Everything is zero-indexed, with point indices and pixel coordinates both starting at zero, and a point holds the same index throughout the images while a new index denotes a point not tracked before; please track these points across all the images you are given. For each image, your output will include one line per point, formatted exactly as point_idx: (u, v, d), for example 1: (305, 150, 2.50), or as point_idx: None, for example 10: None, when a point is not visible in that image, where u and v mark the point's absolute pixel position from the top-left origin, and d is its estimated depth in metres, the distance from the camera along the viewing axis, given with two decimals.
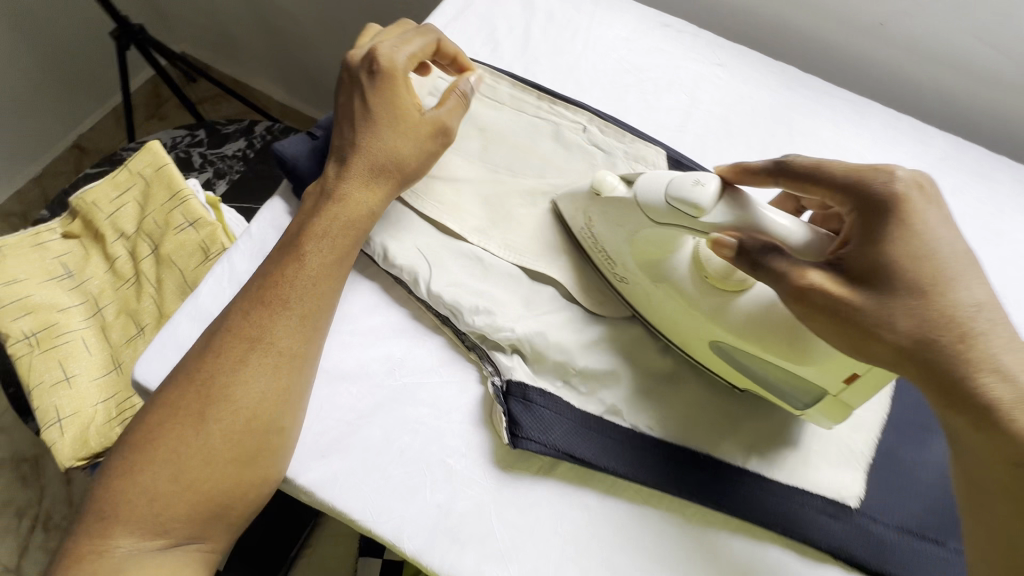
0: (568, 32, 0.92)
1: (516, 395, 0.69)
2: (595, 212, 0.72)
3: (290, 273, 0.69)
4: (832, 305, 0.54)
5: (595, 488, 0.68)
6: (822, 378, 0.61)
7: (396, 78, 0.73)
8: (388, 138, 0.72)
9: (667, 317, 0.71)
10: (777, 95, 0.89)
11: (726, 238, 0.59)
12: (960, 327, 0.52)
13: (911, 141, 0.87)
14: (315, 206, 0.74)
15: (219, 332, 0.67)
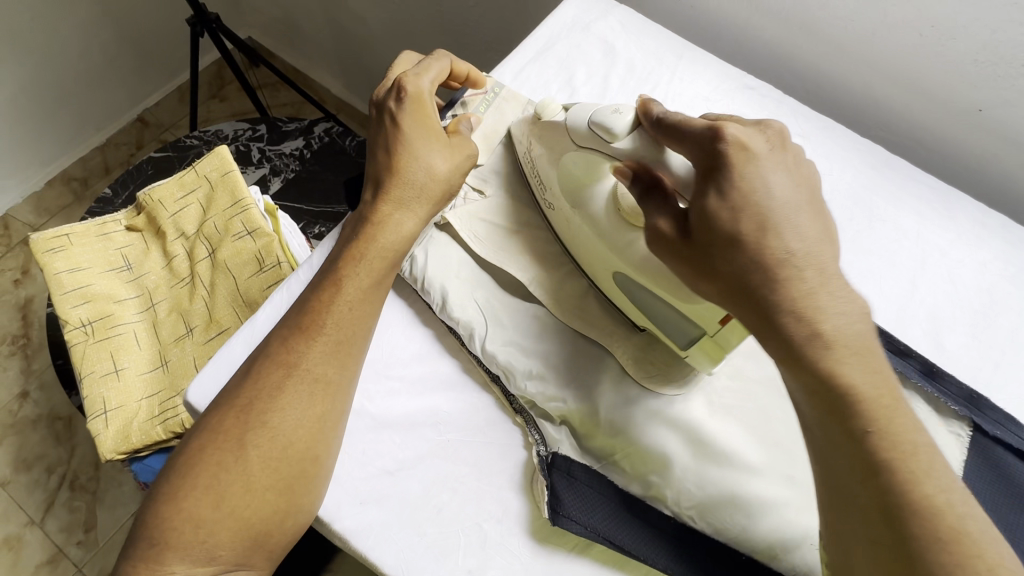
0: (647, 87, 0.84)
1: (559, 468, 0.60)
2: (536, 137, 0.68)
3: (343, 298, 0.59)
4: (676, 246, 0.50)
5: (631, 575, 0.59)
6: (703, 317, 0.55)
7: (427, 108, 0.63)
8: (426, 159, 0.62)
9: (588, 253, 0.65)
10: (860, 174, 0.79)
11: (622, 168, 0.56)
12: (782, 280, 0.45)
13: (1001, 241, 0.76)
14: (356, 227, 0.63)
15: (262, 356, 0.57)
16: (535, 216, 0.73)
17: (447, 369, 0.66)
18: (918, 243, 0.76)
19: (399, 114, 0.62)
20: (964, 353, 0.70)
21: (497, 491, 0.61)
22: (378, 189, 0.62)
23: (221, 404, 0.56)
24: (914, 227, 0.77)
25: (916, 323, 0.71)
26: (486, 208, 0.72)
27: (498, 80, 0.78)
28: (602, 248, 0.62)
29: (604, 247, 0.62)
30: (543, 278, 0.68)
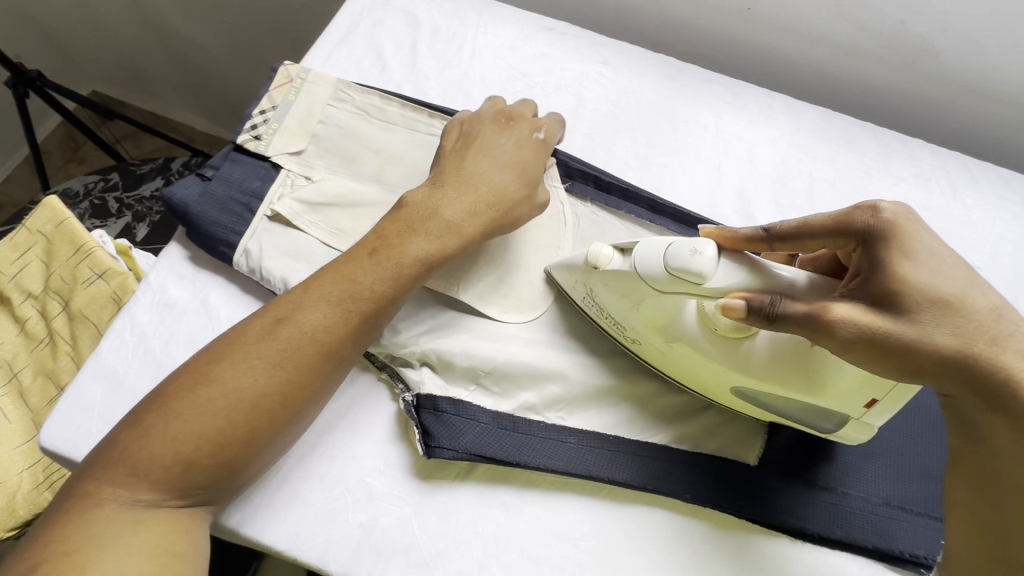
0: (454, 48, 0.88)
1: (427, 407, 0.62)
2: (597, 283, 0.63)
3: (378, 283, 0.60)
4: (868, 337, 0.48)
5: (513, 484, 0.63)
6: (844, 406, 0.56)
7: (547, 154, 0.71)
8: (506, 191, 0.66)
9: (701, 378, 0.63)
10: (658, 86, 0.87)
11: (736, 300, 0.52)
12: (1002, 334, 0.48)
13: (784, 117, 0.86)
14: (410, 209, 0.64)
15: (292, 320, 0.57)
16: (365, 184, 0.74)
17: None
18: (717, 135, 0.84)
19: (531, 144, 0.70)
20: (769, 218, 0.79)
21: (375, 446, 0.64)
22: (455, 193, 0.64)
23: (232, 356, 0.56)
24: (713, 120, 0.85)
25: (726, 203, 0.80)
26: (313, 190, 0.71)
27: (303, 68, 0.78)
28: (720, 370, 0.60)
29: (721, 366, 0.60)
30: None
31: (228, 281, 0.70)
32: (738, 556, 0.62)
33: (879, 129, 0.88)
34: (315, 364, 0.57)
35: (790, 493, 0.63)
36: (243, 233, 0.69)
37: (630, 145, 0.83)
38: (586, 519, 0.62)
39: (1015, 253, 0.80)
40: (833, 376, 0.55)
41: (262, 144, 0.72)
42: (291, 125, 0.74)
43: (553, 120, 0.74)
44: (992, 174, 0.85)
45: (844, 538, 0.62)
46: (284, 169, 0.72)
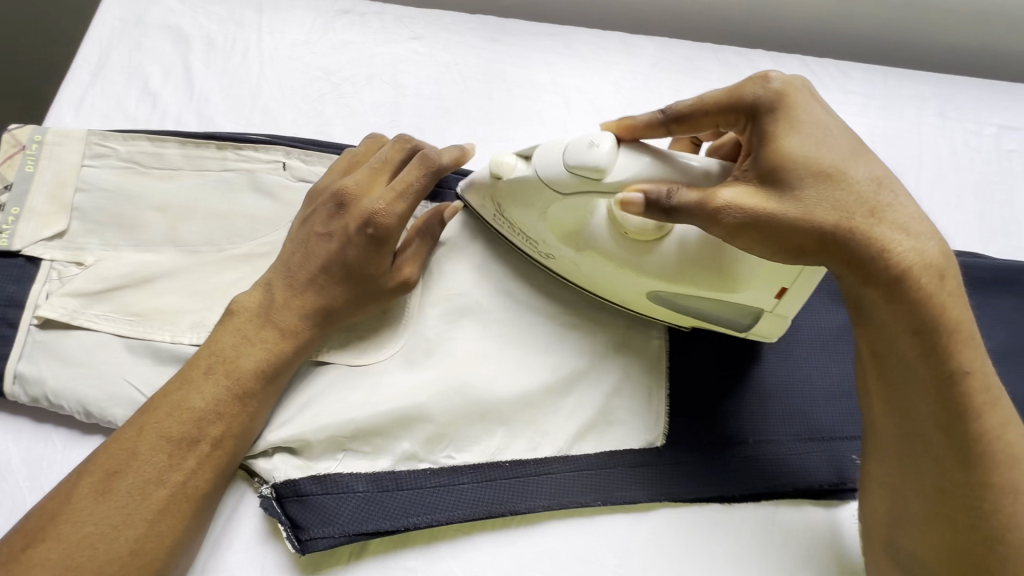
0: (237, 58, 0.74)
1: (288, 495, 0.53)
2: (504, 197, 0.60)
3: (224, 410, 0.51)
4: (753, 220, 0.47)
5: (414, 545, 0.56)
6: (758, 300, 0.55)
7: (348, 227, 0.57)
8: (335, 279, 0.57)
9: (620, 291, 0.59)
10: (482, 53, 0.78)
11: (634, 194, 0.49)
12: (879, 209, 0.47)
13: (622, 57, 0.80)
14: (245, 316, 0.55)
15: (128, 470, 0.48)
16: (156, 251, 0.61)
17: None
18: (556, 93, 0.77)
19: (364, 246, 0.57)
20: None
21: (244, 556, 0.54)
22: (294, 286, 0.56)
23: (60, 529, 0.45)
24: (549, 78, 0.77)
25: None
26: (88, 277, 0.58)
27: (38, 128, 0.63)
28: (628, 277, 0.57)
29: (632, 274, 0.56)
30: (194, 318, 0.59)
31: (11, 415, 0.56)
32: (668, 541, 0.58)
33: (719, 47, 0.83)
34: (166, 513, 0.48)
35: (700, 459, 0.61)
36: (8, 355, 0.55)
37: (465, 126, 0.74)
38: (503, 558, 0.56)
39: (870, 143, 0.79)
40: (741, 275, 0.53)
41: (4, 239, 0.58)
42: (39, 205, 0.59)
43: (403, 193, 0.57)
44: (833, 68, 0.83)
45: (764, 489, 0.60)
46: (44, 261, 0.58)
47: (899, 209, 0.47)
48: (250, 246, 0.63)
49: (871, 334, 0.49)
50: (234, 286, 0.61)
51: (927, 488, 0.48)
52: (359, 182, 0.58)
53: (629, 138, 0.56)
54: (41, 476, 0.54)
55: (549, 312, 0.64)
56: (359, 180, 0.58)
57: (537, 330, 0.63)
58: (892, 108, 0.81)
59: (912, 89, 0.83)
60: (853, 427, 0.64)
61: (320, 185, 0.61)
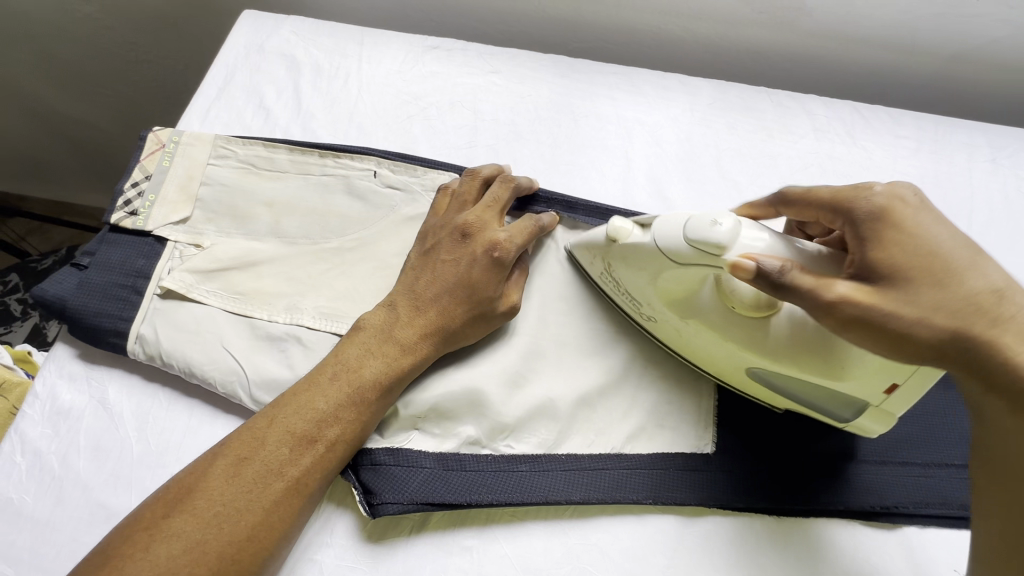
0: (339, 82, 0.84)
1: (363, 463, 0.58)
2: (616, 258, 0.63)
3: (343, 415, 0.55)
4: (866, 316, 0.47)
5: (471, 525, 0.59)
6: (865, 393, 0.55)
7: (502, 274, 0.62)
8: (459, 308, 0.61)
9: (729, 368, 0.61)
10: (553, 86, 0.86)
11: (747, 261, 0.50)
12: (1002, 314, 0.46)
13: (681, 95, 0.87)
14: (366, 332, 0.59)
15: (256, 457, 0.51)
16: (260, 240, 0.69)
17: (225, 428, 0.62)
18: (620, 124, 0.84)
19: (485, 266, 0.62)
20: (683, 196, 0.79)
21: (317, 518, 0.58)
22: (413, 306, 0.60)
23: (195, 503, 0.49)
24: (613, 110, 0.85)
25: (639, 189, 0.79)
26: (205, 258, 0.66)
27: (176, 131, 0.73)
28: (731, 348, 0.59)
29: (735, 346, 0.58)
30: (290, 300, 0.66)
31: (126, 372, 0.64)
32: (716, 546, 0.60)
33: (773, 91, 0.89)
34: (283, 504, 0.51)
35: (751, 469, 0.62)
36: (132, 318, 0.63)
37: (535, 150, 0.81)
38: (555, 547, 0.59)
39: (920, 185, 0.82)
40: (851, 364, 0.53)
41: (140, 220, 0.67)
42: (170, 195, 0.69)
43: (520, 224, 0.65)
44: (882, 114, 0.88)
45: (816, 505, 0.61)
46: (170, 241, 0.67)
47: None
48: (341, 240, 0.70)
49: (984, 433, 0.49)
50: (325, 275, 0.68)
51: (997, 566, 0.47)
52: (515, 239, 0.63)
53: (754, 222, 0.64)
54: (148, 428, 0.61)
55: (606, 320, 0.68)
56: (513, 236, 0.63)
57: (596, 335, 0.67)
58: (943, 153, 0.84)
59: (962, 136, 0.86)
60: (906, 453, 0.64)
61: (461, 224, 0.64)
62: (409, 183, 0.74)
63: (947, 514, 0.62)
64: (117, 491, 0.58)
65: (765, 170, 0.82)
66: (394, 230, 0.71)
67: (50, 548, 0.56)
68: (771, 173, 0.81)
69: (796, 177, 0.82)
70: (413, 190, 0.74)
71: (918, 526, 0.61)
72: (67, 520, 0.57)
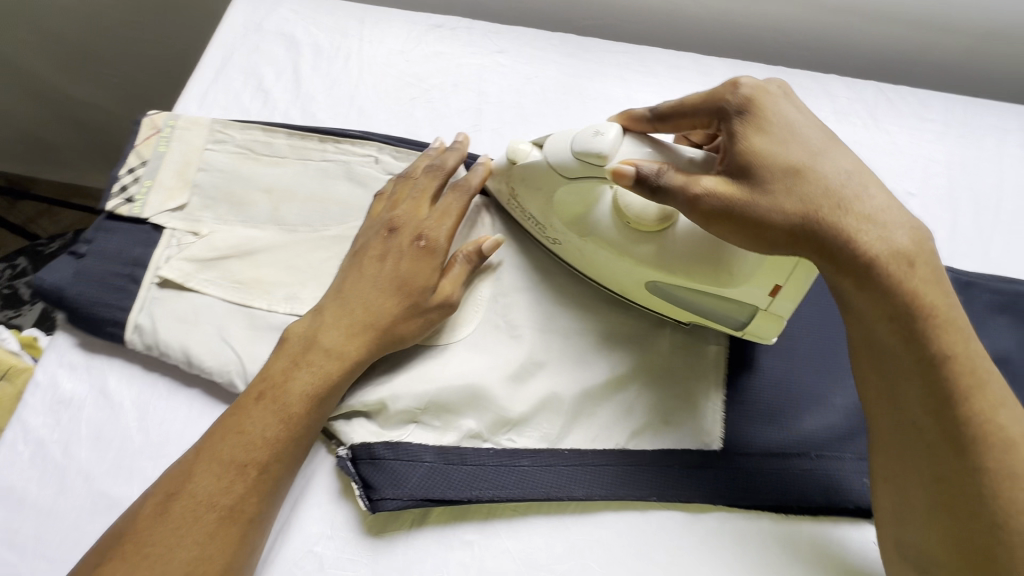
0: (340, 63, 0.82)
1: (363, 457, 0.57)
2: (519, 182, 0.65)
3: (272, 432, 0.53)
4: (728, 208, 0.49)
5: (473, 520, 0.58)
6: (750, 296, 0.57)
7: (431, 261, 0.62)
8: (391, 307, 0.59)
9: (587, 257, 0.64)
10: (560, 66, 0.83)
11: (627, 166, 0.52)
12: (848, 201, 0.47)
13: (695, 76, 0.83)
14: (293, 343, 0.58)
15: (184, 493, 0.50)
16: (259, 228, 0.68)
17: None
18: (630, 106, 0.80)
19: (413, 256, 0.61)
20: None
21: (318, 510, 0.58)
22: (341, 315, 0.59)
23: (128, 550, 0.48)
24: (624, 92, 0.81)
25: None
26: (203, 246, 0.65)
27: (171, 114, 0.71)
28: (626, 263, 0.60)
29: (632, 263, 0.59)
30: (290, 290, 0.64)
31: (126, 362, 0.63)
32: (727, 544, 0.58)
33: (793, 71, 0.85)
34: (217, 535, 0.49)
35: (758, 465, 0.61)
36: (130, 307, 0.62)
37: (541, 134, 0.78)
38: (557, 542, 0.58)
39: (947, 171, 0.78)
40: (737, 268, 0.55)
41: (136, 207, 0.66)
42: (167, 181, 0.67)
43: (444, 212, 0.64)
44: (909, 96, 0.83)
45: (825, 503, 0.59)
46: (167, 229, 0.65)
47: (870, 202, 0.47)
48: (341, 228, 0.69)
49: (853, 319, 0.49)
50: (325, 263, 0.67)
51: (925, 477, 0.45)
52: (447, 233, 0.63)
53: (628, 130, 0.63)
54: (149, 418, 0.61)
55: (612, 312, 0.67)
56: (445, 228, 0.63)
57: (601, 327, 0.66)
58: (972, 137, 0.80)
59: (993, 119, 0.82)
60: None
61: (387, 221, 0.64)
62: None
63: None
64: (119, 481, 0.58)
65: None
66: None
67: (53, 537, 0.56)
68: None
69: None
70: None
71: None
72: (70, 509, 0.57)
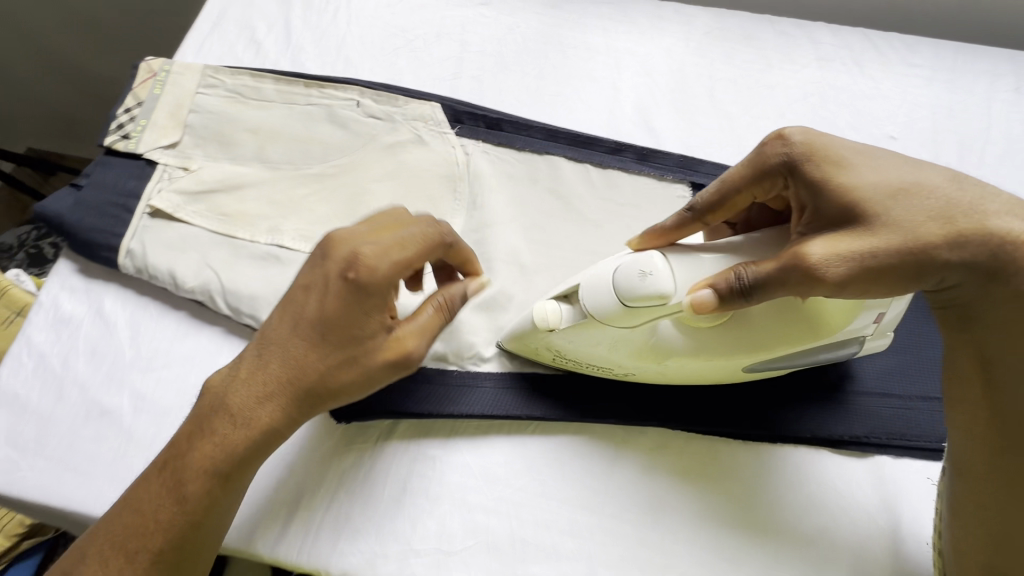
0: (328, 16, 0.85)
1: None
2: (560, 342, 0.56)
3: (166, 513, 0.48)
4: (865, 260, 0.44)
5: (437, 437, 0.61)
6: (857, 325, 0.53)
7: (366, 305, 0.48)
8: (308, 360, 0.49)
9: (670, 374, 0.56)
10: (541, 16, 0.84)
11: (702, 291, 0.46)
12: (973, 205, 0.45)
13: (676, 25, 0.83)
14: (202, 405, 0.51)
15: (77, 569, 0.48)
16: (246, 166, 0.71)
17: (209, 339, 0.65)
18: (610, 55, 0.81)
19: (341, 295, 0.48)
20: (671, 127, 0.77)
21: None
22: (250, 371, 0.50)
23: None
24: (604, 41, 0.82)
25: (626, 119, 0.77)
26: (192, 180, 0.69)
27: (167, 61, 0.76)
28: (720, 364, 0.53)
29: (723, 359, 0.52)
30: (272, 223, 0.68)
31: (121, 286, 0.67)
32: (683, 466, 0.60)
33: (777, 19, 0.84)
34: None
35: (716, 392, 0.62)
36: (123, 234, 0.66)
37: (520, 81, 0.80)
38: (516, 460, 0.60)
39: (932, 115, 0.77)
40: (828, 312, 0.50)
41: (132, 143, 0.70)
42: (160, 121, 0.72)
43: (402, 244, 0.50)
44: (896, 42, 0.82)
45: (782, 431, 0.60)
46: (160, 164, 0.70)
47: (988, 200, 0.45)
48: (322, 167, 0.72)
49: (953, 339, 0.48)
50: (306, 198, 0.70)
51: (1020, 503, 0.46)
52: (377, 262, 0.48)
53: (666, 242, 0.55)
54: (140, 337, 0.65)
55: (579, 248, 0.68)
56: (376, 257, 0.48)
57: (569, 262, 0.68)
58: (961, 82, 0.79)
59: (985, 64, 0.80)
60: (884, 384, 0.62)
61: (317, 251, 0.51)
62: (389, 112, 0.75)
63: (922, 447, 0.60)
64: (111, 391, 0.63)
65: (761, 101, 0.78)
66: (373, 156, 0.73)
67: (51, 439, 0.61)
68: (767, 103, 0.78)
69: (795, 108, 0.78)
70: (392, 119, 0.74)
71: (891, 457, 0.60)
72: (66, 415, 0.62)
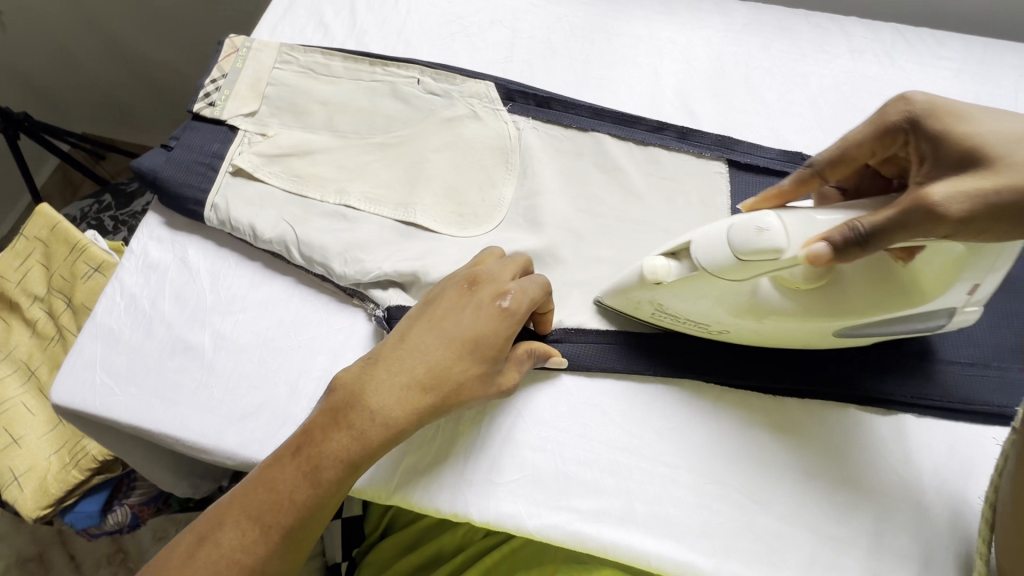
0: (390, 3, 0.92)
1: (396, 317, 0.66)
2: (665, 296, 0.59)
3: (301, 494, 0.50)
4: (1006, 195, 0.44)
5: None
6: (948, 298, 0.55)
7: (508, 332, 0.55)
8: (453, 369, 0.53)
9: (763, 334, 0.60)
10: (588, 7, 0.90)
11: (819, 246, 0.47)
12: None
13: (715, 17, 0.89)
14: (339, 396, 0.53)
15: (212, 539, 0.50)
16: (317, 134, 0.78)
17: (281, 286, 0.72)
18: (652, 43, 0.87)
19: (493, 319, 0.55)
20: (709, 110, 0.82)
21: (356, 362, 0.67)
22: (396, 370, 0.53)
23: None
24: (647, 30, 0.88)
25: (667, 102, 0.83)
26: (269, 144, 0.76)
27: (247, 39, 0.83)
28: (812, 325, 0.57)
29: (818, 321, 0.57)
30: (340, 185, 0.74)
31: (203, 238, 0.74)
32: (715, 416, 0.64)
33: (812, 13, 0.89)
34: None
35: (750, 350, 0.65)
36: (209, 190, 0.73)
37: (567, 66, 0.86)
38: (560, 404, 0.65)
39: None
40: (918, 278, 0.54)
41: (216, 110, 0.77)
42: (242, 92, 0.79)
43: (529, 291, 0.57)
44: (927, 36, 0.86)
45: (814, 388, 0.64)
46: (241, 130, 0.77)
47: None
48: (385, 137, 0.78)
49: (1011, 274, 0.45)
50: (371, 164, 0.76)
51: None
52: (521, 301, 0.56)
53: (786, 200, 0.62)
54: (219, 283, 0.72)
55: (622, 216, 0.74)
56: (519, 296, 0.56)
57: (613, 230, 0.73)
58: (989, 74, 0.83)
59: (1013, 59, 0.83)
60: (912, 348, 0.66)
61: (465, 278, 0.58)
62: (448, 90, 0.81)
63: (947, 408, 0.63)
64: (194, 329, 0.69)
65: (796, 88, 0.83)
66: (431, 128, 0.79)
67: (142, 369, 0.68)
68: (801, 90, 0.83)
69: (827, 95, 0.82)
70: (450, 96, 0.81)
71: (916, 416, 0.64)
72: (155, 349, 0.68)
